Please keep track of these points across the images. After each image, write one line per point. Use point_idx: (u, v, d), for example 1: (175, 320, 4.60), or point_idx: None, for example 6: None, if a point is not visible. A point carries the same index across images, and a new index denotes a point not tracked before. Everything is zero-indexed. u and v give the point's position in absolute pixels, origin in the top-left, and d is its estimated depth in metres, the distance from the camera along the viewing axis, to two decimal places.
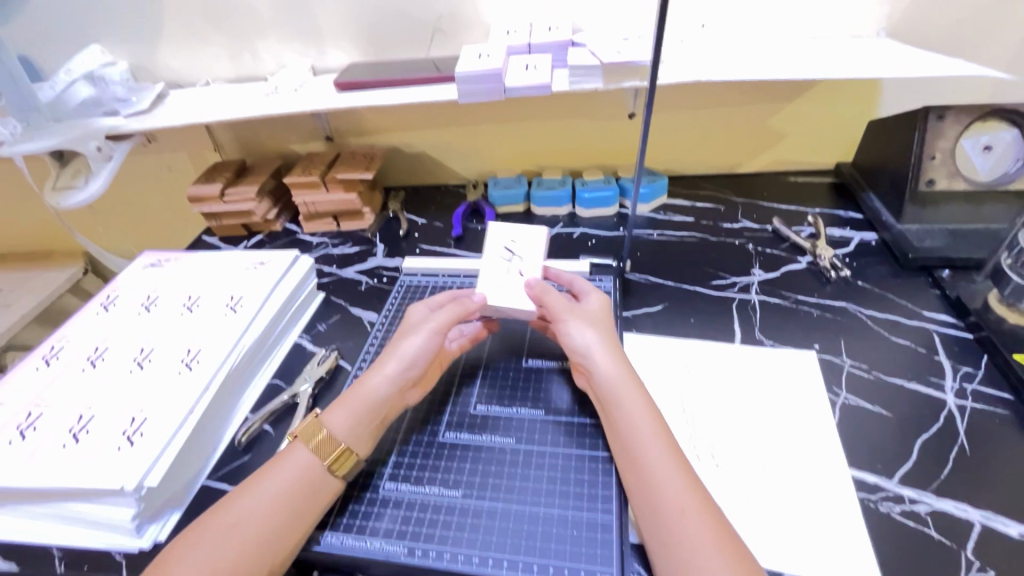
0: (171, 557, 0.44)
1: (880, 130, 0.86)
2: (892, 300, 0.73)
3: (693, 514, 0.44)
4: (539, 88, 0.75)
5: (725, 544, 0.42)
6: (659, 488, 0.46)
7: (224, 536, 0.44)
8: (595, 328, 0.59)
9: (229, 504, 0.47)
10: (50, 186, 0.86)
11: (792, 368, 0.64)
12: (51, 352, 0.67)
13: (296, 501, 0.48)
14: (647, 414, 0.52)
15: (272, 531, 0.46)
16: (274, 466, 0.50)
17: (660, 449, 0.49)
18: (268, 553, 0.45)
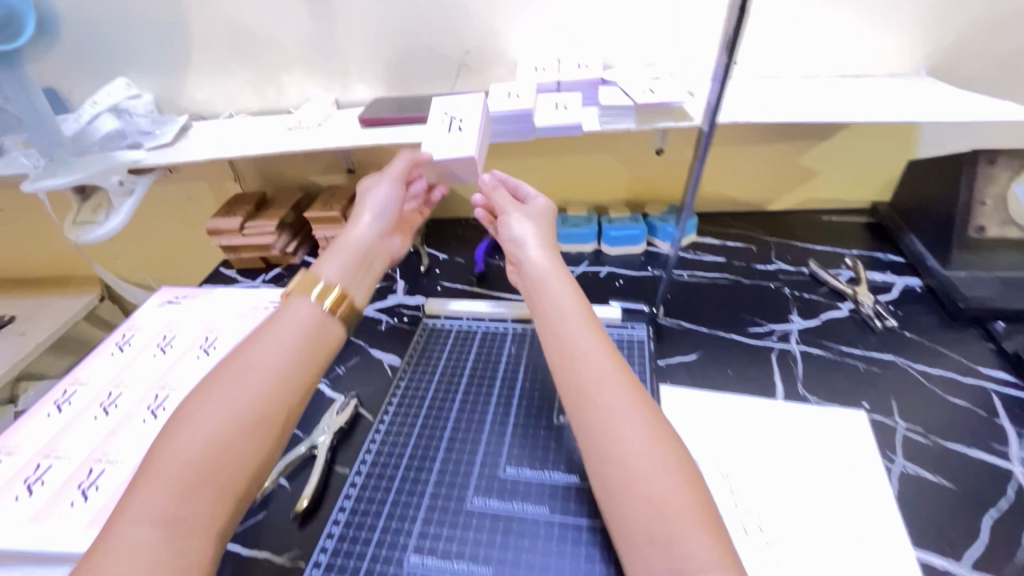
0: (184, 412, 0.45)
1: (922, 171, 0.83)
2: (943, 354, 0.69)
3: (628, 418, 0.47)
4: (569, 128, 0.73)
5: (662, 442, 0.46)
6: (593, 394, 0.49)
7: (239, 388, 0.46)
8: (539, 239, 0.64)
9: (234, 363, 0.48)
10: (70, 219, 0.85)
11: (841, 428, 0.60)
12: (64, 397, 0.65)
13: (302, 348, 0.51)
14: (585, 324, 0.55)
15: (283, 368, 0.48)
16: (271, 325, 0.52)
17: (599, 358, 0.52)
18: (284, 390, 0.48)
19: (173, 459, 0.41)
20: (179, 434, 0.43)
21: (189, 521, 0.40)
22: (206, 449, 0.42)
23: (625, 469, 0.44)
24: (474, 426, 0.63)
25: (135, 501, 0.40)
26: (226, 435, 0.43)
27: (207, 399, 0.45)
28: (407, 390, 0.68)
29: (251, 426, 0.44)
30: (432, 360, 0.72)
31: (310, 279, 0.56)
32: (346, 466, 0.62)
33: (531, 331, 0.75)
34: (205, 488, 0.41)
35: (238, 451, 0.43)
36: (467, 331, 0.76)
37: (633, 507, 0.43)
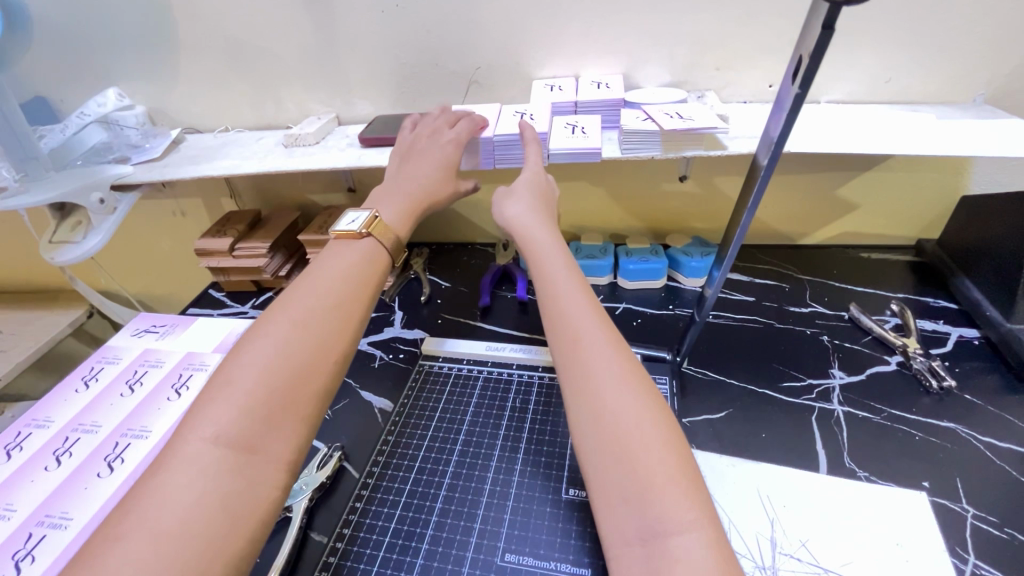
0: (256, 332, 0.46)
1: (981, 209, 0.74)
2: (1012, 423, 0.60)
3: (607, 375, 0.42)
4: (587, 155, 0.66)
5: (645, 399, 0.41)
6: (574, 354, 0.45)
7: (304, 314, 0.47)
8: (533, 209, 0.61)
9: (298, 293, 0.49)
10: (46, 239, 0.79)
11: (897, 513, 0.51)
12: (17, 442, 0.59)
13: (364, 283, 0.53)
14: (574, 283, 0.51)
15: (341, 292, 0.50)
16: (329, 263, 0.54)
17: (580, 314, 0.48)
18: (344, 311, 0.49)
19: (250, 377, 0.42)
20: (248, 359, 0.43)
21: (259, 440, 0.40)
22: (276, 371, 0.43)
23: (604, 424, 0.40)
24: (470, 497, 0.55)
25: (204, 422, 0.39)
26: (292, 360, 0.44)
27: (272, 327, 0.46)
28: (397, 447, 0.61)
29: (318, 353, 0.46)
30: (427, 411, 0.65)
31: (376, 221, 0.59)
32: (323, 534, 0.54)
33: (539, 380, 0.67)
34: (273, 410, 0.41)
35: (305, 376, 0.44)
36: (468, 377, 0.69)
37: (611, 465, 0.38)
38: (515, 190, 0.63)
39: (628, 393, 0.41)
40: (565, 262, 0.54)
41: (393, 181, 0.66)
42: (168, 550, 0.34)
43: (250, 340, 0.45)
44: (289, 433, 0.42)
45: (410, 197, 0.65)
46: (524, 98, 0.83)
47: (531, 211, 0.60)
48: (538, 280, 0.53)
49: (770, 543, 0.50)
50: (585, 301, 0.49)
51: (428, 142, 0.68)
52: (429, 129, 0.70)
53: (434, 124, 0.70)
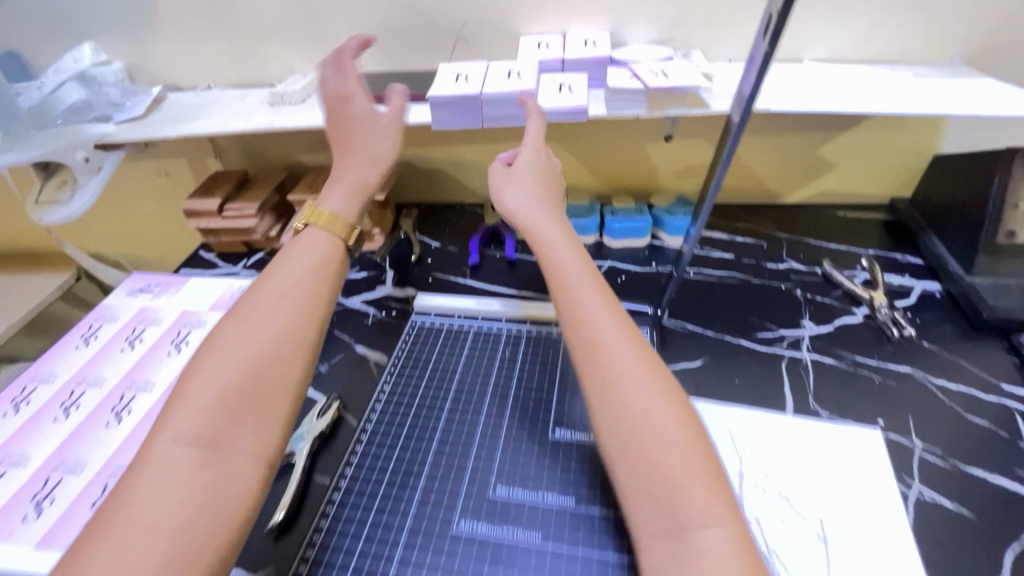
0: (220, 334, 0.46)
1: (950, 167, 0.77)
2: (963, 367, 0.65)
3: (631, 376, 0.43)
4: (576, 113, 0.67)
5: (669, 400, 0.42)
6: (595, 352, 0.45)
7: (268, 314, 0.46)
8: (536, 195, 0.58)
9: (256, 294, 0.48)
10: (32, 198, 0.79)
11: (854, 446, 0.56)
12: (23, 396, 0.60)
13: (324, 278, 0.52)
14: (587, 275, 0.50)
15: (302, 287, 0.49)
16: (290, 258, 0.52)
17: (596, 309, 0.47)
18: (305, 305, 0.48)
19: (215, 376, 0.42)
20: (208, 364, 0.43)
21: (224, 439, 0.40)
22: (238, 373, 0.42)
23: (624, 423, 0.41)
24: (463, 440, 0.59)
25: (170, 425, 0.40)
26: (252, 363, 0.43)
27: (224, 339, 0.45)
28: (394, 397, 0.64)
29: (280, 352, 0.45)
30: (420, 364, 0.67)
31: (317, 212, 0.57)
32: (326, 476, 0.58)
33: (525, 332, 0.70)
34: (237, 411, 0.41)
35: (264, 376, 0.43)
36: (458, 331, 0.71)
37: (631, 459, 0.40)
38: (513, 177, 0.59)
39: (648, 393, 0.42)
40: (575, 253, 0.53)
41: (333, 176, 0.61)
42: (137, 551, 0.34)
43: (210, 351, 0.45)
44: (258, 428, 0.41)
45: (356, 177, 0.60)
46: (512, 55, 0.83)
47: (531, 197, 0.58)
48: (547, 271, 0.52)
49: (738, 475, 0.55)
50: (599, 296, 0.49)
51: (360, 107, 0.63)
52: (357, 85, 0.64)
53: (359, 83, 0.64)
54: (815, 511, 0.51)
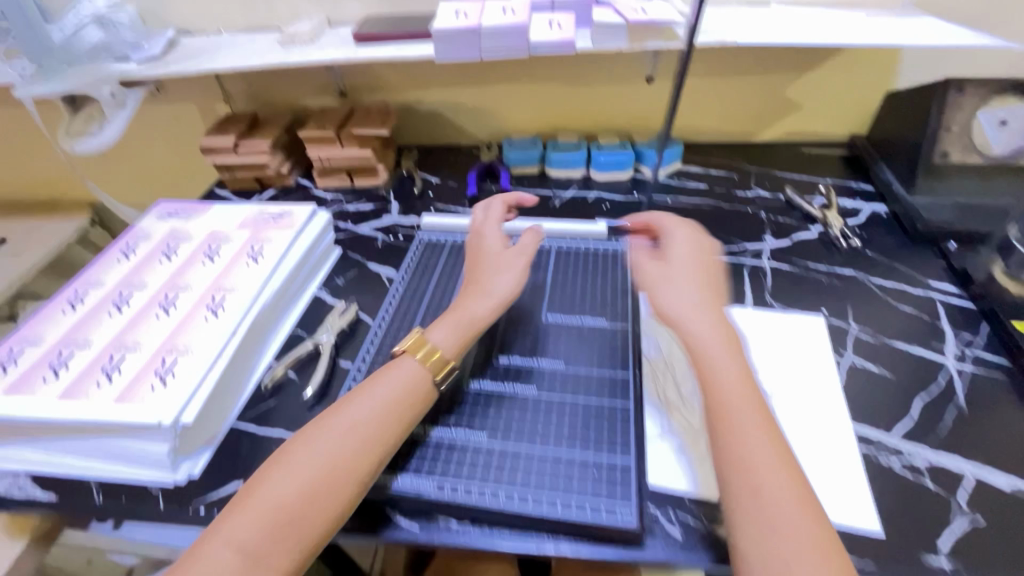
0: (300, 448, 0.48)
1: (898, 101, 0.86)
2: (899, 270, 0.75)
3: (764, 466, 0.44)
4: (564, 45, 0.74)
5: (792, 483, 0.43)
6: (734, 437, 0.46)
7: (331, 446, 0.48)
8: (694, 278, 0.57)
9: (341, 412, 0.50)
10: (62, 130, 0.86)
11: (801, 328, 0.66)
12: (77, 297, 0.68)
13: (403, 413, 0.51)
14: (719, 344, 0.51)
15: (379, 425, 0.50)
16: (381, 380, 0.53)
17: (732, 386, 0.49)
18: (373, 441, 0.49)
19: (283, 489, 0.45)
20: (282, 471, 0.46)
21: (271, 552, 0.43)
22: (296, 494, 0.45)
23: (735, 458, 0.45)
24: None
25: (232, 529, 0.43)
26: (318, 479, 0.46)
27: (317, 440, 0.48)
28: (407, 294, 0.72)
29: (337, 482, 0.46)
30: (429, 270, 0.75)
31: (427, 347, 0.55)
32: (349, 360, 0.67)
33: (522, 244, 0.78)
34: (287, 526, 0.44)
35: (320, 501, 0.45)
36: (461, 245, 0.79)
37: (749, 514, 0.42)
38: (674, 278, 0.57)
39: (766, 449, 0.45)
40: (723, 335, 0.52)
41: (447, 313, 0.59)
42: None
43: (299, 446, 0.48)
44: (298, 549, 0.43)
45: (457, 307, 0.59)
46: None
47: (693, 302, 0.54)
48: (686, 342, 0.53)
49: None
50: (733, 362, 0.50)
51: (489, 240, 0.66)
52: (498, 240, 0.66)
53: (492, 216, 0.70)
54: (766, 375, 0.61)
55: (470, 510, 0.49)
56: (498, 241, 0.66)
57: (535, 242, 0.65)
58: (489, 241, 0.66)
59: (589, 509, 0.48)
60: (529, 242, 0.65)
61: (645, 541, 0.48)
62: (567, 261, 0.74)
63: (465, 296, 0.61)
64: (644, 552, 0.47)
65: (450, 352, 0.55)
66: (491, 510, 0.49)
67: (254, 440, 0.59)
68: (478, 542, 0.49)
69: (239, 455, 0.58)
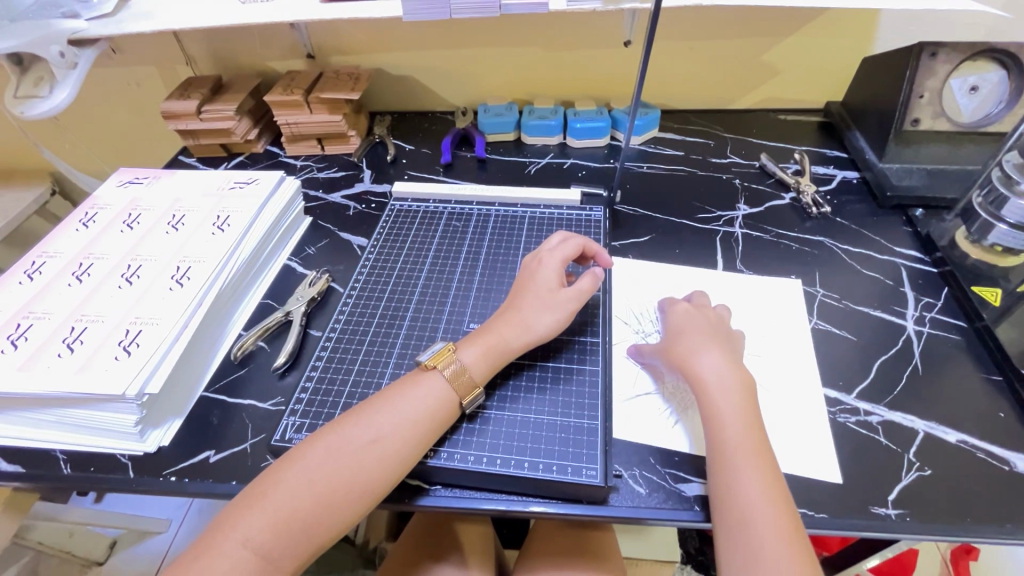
0: (317, 453, 0.46)
1: (871, 66, 0.85)
2: (867, 236, 0.76)
3: (756, 492, 0.44)
4: (537, 6, 0.73)
5: (779, 512, 0.44)
6: (733, 465, 0.46)
7: (353, 458, 0.46)
8: (705, 329, 0.57)
9: (363, 420, 0.48)
10: (10, 92, 0.82)
11: (769, 293, 0.68)
12: (34, 267, 0.66)
13: (429, 439, 0.49)
14: (727, 390, 0.50)
15: (400, 447, 0.47)
16: (406, 393, 0.50)
17: (738, 422, 0.49)
18: (392, 463, 0.47)
19: (298, 495, 0.44)
20: (297, 476, 0.45)
21: (281, 553, 0.43)
22: (310, 502, 0.44)
23: (729, 485, 0.45)
24: (442, 289, 0.66)
25: (245, 526, 0.43)
26: (331, 492, 0.45)
27: (336, 446, 0.47)
28: (377, 262, 0.71)
29: (353, 493, 0.45)
30: (401, 238, 0.74)
31: (459, 374, 0.52)
32: (320, 329, 0.66)
33: (495, 212, 0.78)
34: (299, 531, 0.43)
35: (336, 511, 0.45)
36: (435, 213, 0.78)
37: (735, 546, 0.43)
38: (690, 330, 0.57)
39: (757, 483, 0.45)
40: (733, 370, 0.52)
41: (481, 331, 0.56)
42: None
43: (317, 448, 0.47)
44: (306, 553, 0.44)
45: (494, 332, 0.55)
46: None
47: (713, 346, 0.54)
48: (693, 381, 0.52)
49: None
50: (740, 402, 0.50)
51: (547, 269, 0.60)
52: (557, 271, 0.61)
53: (563, 246, 0.62)
54: None
55: (440, 472, 0.50)
56: (556, 273, 0.60)
57: (593, 285, 0.60)
58: (547, 272, 0.60)
59: (556, 469, 0.49)
60: (587, 285, 0.59)
61: (609, 498, 0.50)
62: (539, 231, 0.74)
63: (498, 322, 0.56)
64: (608, 507, 0.49)
65: (478, 380, 0.53)
66: (459, 472, 0.50)
67: (224, 408, 0.59)
68: (449, 503, 0.50)
69: (208, 424, 0.57)
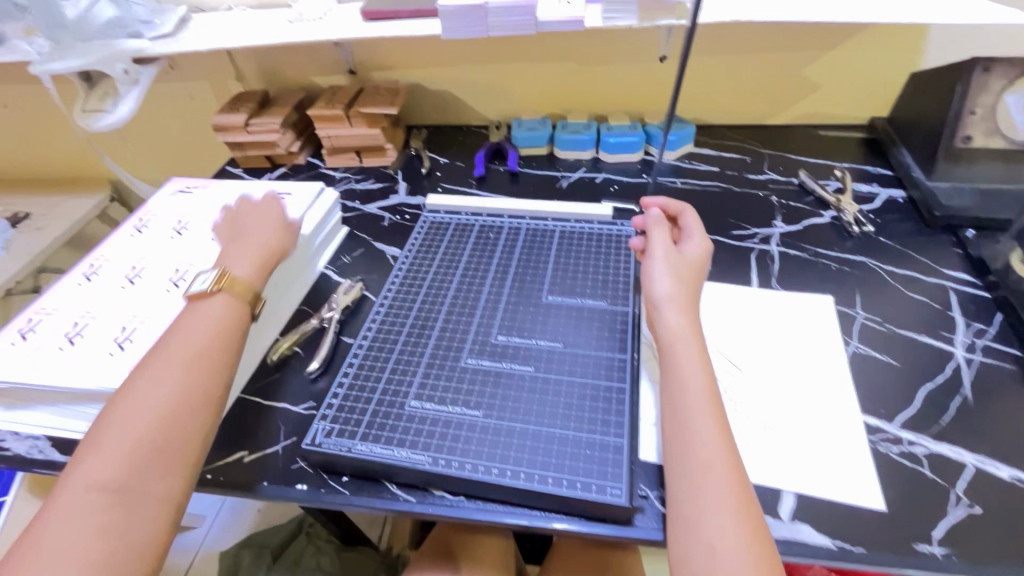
0: (136, 391, 0.48)
1: (919, 81, 0.82)
2: (914, 257, 0.73)
3: (701, 420, 0.47)
4: (572, 23, 0.74)
5: (724, 440, 0.46)
6: (682, 397, 0.49)
7: (177, 376, 0.49)
8: (671, 270, 0.59)
9: (170, 352, 0.51)
10: (79, 107, 0.88)
11: (807, 313, 0.66)
12: (92, 269, 0.70)
13: (219, 350, 0.52)
14: (684, 332, 0.53)
15: (182, 360, 0.50)
16: (189, 324, 0.54)
17: (690, 361, 0.51)
18: (207, 372, 0.50)
19: (124, 431, 0.45)
20: (125, 414, 0.46)
21: (137, 482, 0.43)
22: (149, 429, 0.46)
23: (677, 414, 0.48)
24: (470, 301, 0.67)
25: (82, 475, 0.43)
26: (162, 415, 0.47)
27: (156, 378, 0.49)
28: (408, 273, 0.72)
29: (194, 414, 0.48)
30: (432, 249, 0.76)
31: (224, 275, 0.58)
32: (353, 336, 0.68)
33: (525, 225, 0.79)
34: (149, 459, 0.45)
35: (177, 431, 0.46)
36: (466, 224, 0.80)
37: (681, 471, 0.45)
38: (672, 269, 0.59)
39: (706, 412, 0.48)
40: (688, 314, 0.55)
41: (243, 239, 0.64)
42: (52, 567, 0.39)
43: (139, 387, 0.48)
44: (173, 476, 0.45)
45: (261, 250, 0.62)
46: None
47: (682, 290, 0.57)
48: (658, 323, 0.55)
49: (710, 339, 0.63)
50: (694, 346, 0.52)
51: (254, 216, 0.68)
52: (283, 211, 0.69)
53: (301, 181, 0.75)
54: (749, 360, 0.61)
55: (462, 482, 0.50)
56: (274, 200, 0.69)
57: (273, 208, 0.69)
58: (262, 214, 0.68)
59: (580, 486, 0.49)
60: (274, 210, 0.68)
61: (634, 518, 0.49)
62: (569, 245, 0.74)
63: (270, 242, 0.64)
64: (632, 528, 0.48)
65: (250, 282, 0.59)
66: (481, 484, 0.50)
67: (260, 411, 0.61)
68: (468, 513, 0.50)
69: (245, 425, 0.59)
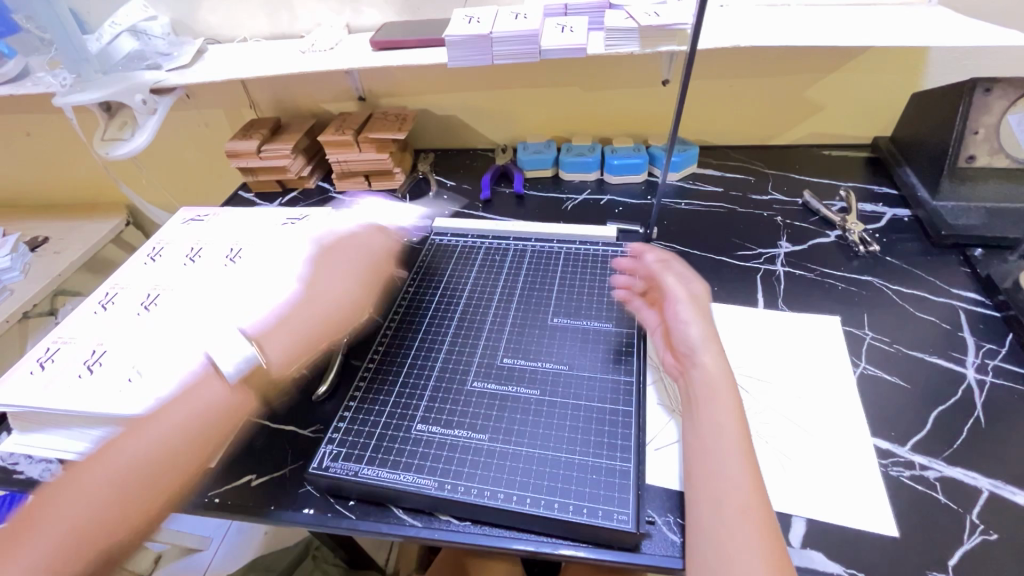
0: (95, 466, 0.51)
1: (921, 101, 0.83)
2: (921, 277, 0.73)
3: (731, 470, 0.46)
4: (575, 51, 0.76)
5: (755, 492, 0.45)
6: (715, 446, 0.48)
7: (139, 459, 0.52)
8: (698, 314, 0.59)
9: (132, 432, 0.53)
10: (99, 136, 0.91)
11: (815, 333, 0.66)
12: (107, 298, 0.71)
13: (189, 432, 0.55)
14: (719, 379, 0.53)
15: (152, 439, 0.53)
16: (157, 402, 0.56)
17: (725, 409, 0.51)
18: (171, 458, 0.53)
19: (77, 511, 0.48)
20: (79, 493, 0.49)
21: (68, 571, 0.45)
22: (96, 513, 0.48)
23: (710, 463, 0.48)
24: (477, 324, 0.68)
25: (25, 554, 0.45)
26: (115, 500, 0.49)
27: (110, 456, 0.51)
28: (416, 296, 0.73)
29: (162, 485, 0.52)
30: (439, 271, 0.77)
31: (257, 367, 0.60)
32: (360, 359, 0.69)
33: (531, 247, 0.79)
34: (85, 546, 0.47)
35: (124, 517, 0.49)
36: (473, 247, 0.81)
37: (709, 520, 0.45)
38: (698, 316, 0.59)
39: (738, 462, 0.47)
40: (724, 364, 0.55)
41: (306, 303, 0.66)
42: None
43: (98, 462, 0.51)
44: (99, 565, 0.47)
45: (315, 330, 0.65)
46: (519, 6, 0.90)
47: (713, 339, 0.57)
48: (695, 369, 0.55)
49: None
50: (730, 392, 0.52)
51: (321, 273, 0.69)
52: (347, 285, 0.71)
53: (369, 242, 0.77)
54: (757, 382, 0.61)
55: (468, 507, 0.50)
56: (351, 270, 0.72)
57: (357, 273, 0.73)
58: (332, 276, 0.70)
59: (587, 512, 0.48)
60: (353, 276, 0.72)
61: (641, 544, 0.48)
62: (575, 267, 0.75)
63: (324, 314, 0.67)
64: (640, 554, 0.48)
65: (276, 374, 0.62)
66: (486, 509, 0.50)
67: (268, 434, 0.61)
68: (474, 540, 0.50)
69: (253, 449, 0.60)
